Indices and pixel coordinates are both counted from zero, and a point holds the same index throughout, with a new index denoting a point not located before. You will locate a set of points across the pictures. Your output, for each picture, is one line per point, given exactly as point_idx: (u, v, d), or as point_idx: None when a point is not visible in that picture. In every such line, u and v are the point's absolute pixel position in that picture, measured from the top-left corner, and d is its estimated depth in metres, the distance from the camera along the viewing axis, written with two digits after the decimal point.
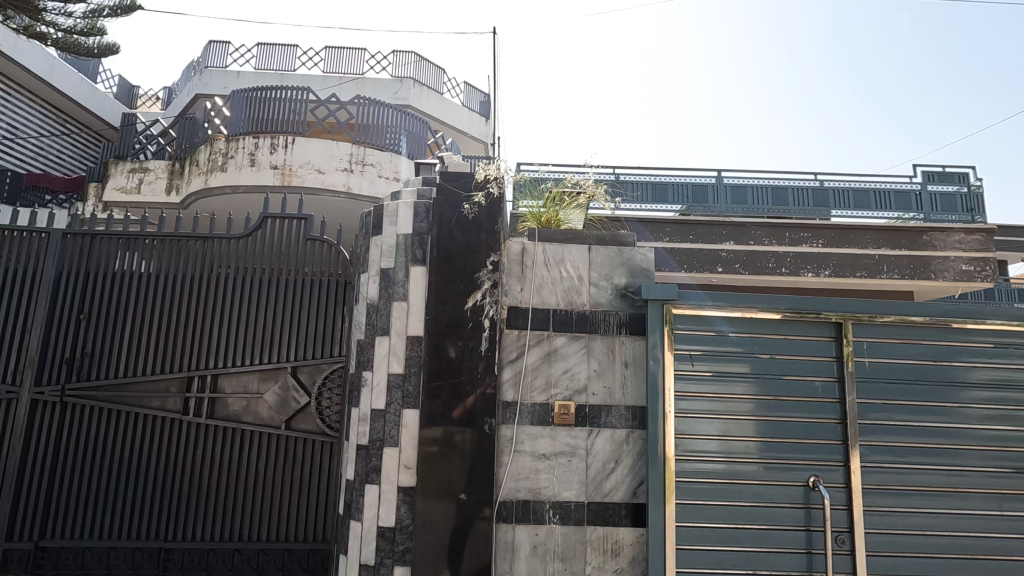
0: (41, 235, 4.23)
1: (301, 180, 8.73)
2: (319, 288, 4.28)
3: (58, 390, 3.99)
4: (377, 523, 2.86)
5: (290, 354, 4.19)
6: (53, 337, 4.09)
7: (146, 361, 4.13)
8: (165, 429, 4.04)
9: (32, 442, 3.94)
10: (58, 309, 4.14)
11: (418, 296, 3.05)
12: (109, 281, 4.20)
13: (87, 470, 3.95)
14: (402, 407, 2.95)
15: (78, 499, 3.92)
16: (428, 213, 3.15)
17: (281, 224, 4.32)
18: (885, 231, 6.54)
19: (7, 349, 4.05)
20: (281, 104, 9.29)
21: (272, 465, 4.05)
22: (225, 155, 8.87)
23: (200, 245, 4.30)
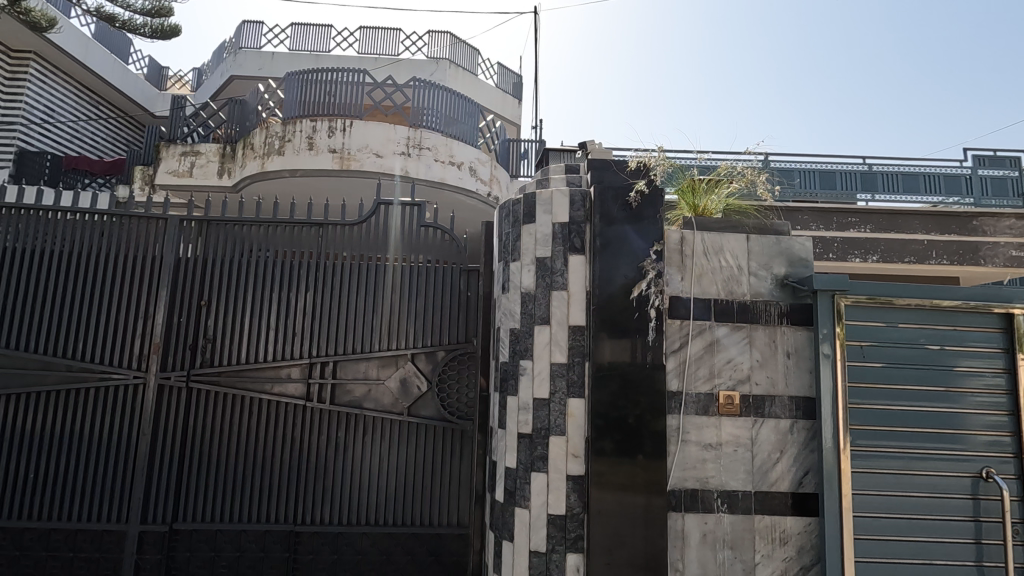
0: (159, 221, 4.24)
1: (360, 164, 8.67)
2: (436, 275, 4.28)
3: (183, 375, 4.02)
4: (547, 510, 2.88)
5: (409, 341, 4.19)
6: (176, 323, 4.12)
7: (265, 348, 4.14)
8: (289, 415, 4.07)
9: (160, 426, 3.99)
10: (179, 295, 4.15)
11: (579, 285, 3.04)
12: (226, 267, 4.21)
13: (215, 455, 4.00)
14: (567, 396, 2.95)
15: (208, 483, 3.97)
16: (584, 201, 3.11)
17: (396, 211, 4.33)
18: (936, 215, 7.20)
19: (131, 335, 4.08)
20: (334, 88, 9.12)
21: (394, 451, 4.07)
22: (282, 139, 8.81)
23: (316, 232, 4.30)
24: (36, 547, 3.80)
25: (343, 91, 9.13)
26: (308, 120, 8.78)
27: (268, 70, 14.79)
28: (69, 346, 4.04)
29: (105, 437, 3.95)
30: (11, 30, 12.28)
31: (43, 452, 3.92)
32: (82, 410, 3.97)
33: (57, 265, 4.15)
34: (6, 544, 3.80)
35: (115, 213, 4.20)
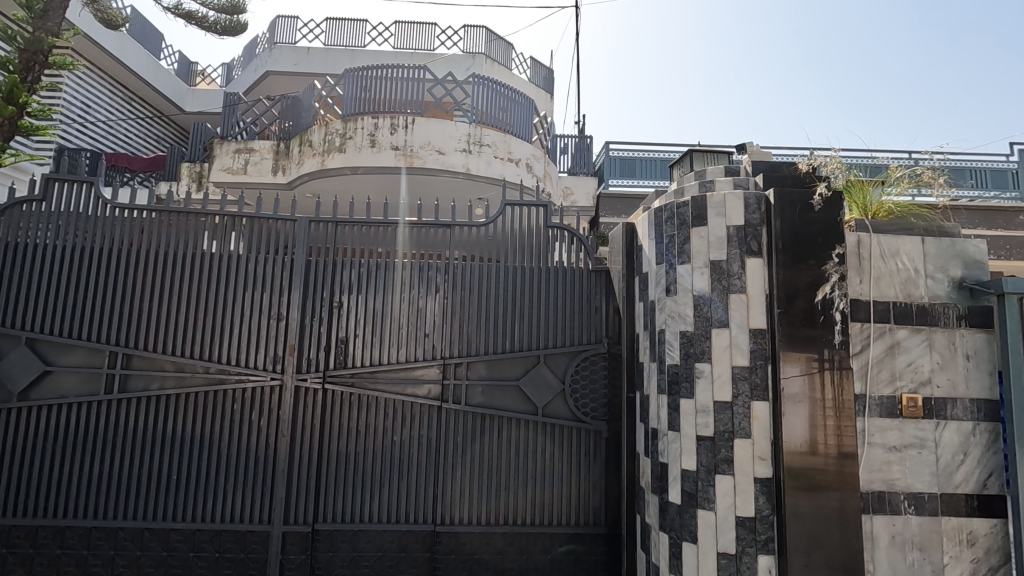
0: (288, 223, 4.26)
1: (423, 161, 8.64)
2: (563, 275, 4.29)
3: (320, 376, 4.05)
4: (736, 513, 2.90)
5: (540, 341, 4.21)
6: (309, 325, 4.14)
7: (399, 349, 4.16)
8: (423, 416, 4.09)
9: (298, 427, 4.01)
10: (311, 297, 4.18)
11: (758, 287, 3.04)
12: (357, 269, 4.23)
13: (353, 456, 4.03)
14: (751, 398, 2.96)
15: (345, 484, 4.00)
16: (759, 204, 3.10)
17: (522, 212, 4.36)
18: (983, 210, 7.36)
19: (266, 337, 4.10)
20: (395, 85, 9.07)
21: (529, 452, 4.09)
22: (344, 136, 8.78)
23: (443, 233, 4.32)
24: (182, 548, 3.84)
25: (404, 88, 9.06)
26: (370, 117, 8.76)
27: (304, 65, 14.67)
28: (205, 349, 4.06)
29: (244, 439, 3.97)
30: None
31: (183, 454, 3.94)
32: (221, 413, 3.99)
33: (188, 267, 4.14)
34: (152, 545, 3.83)
35: (245, 215, 4.21)
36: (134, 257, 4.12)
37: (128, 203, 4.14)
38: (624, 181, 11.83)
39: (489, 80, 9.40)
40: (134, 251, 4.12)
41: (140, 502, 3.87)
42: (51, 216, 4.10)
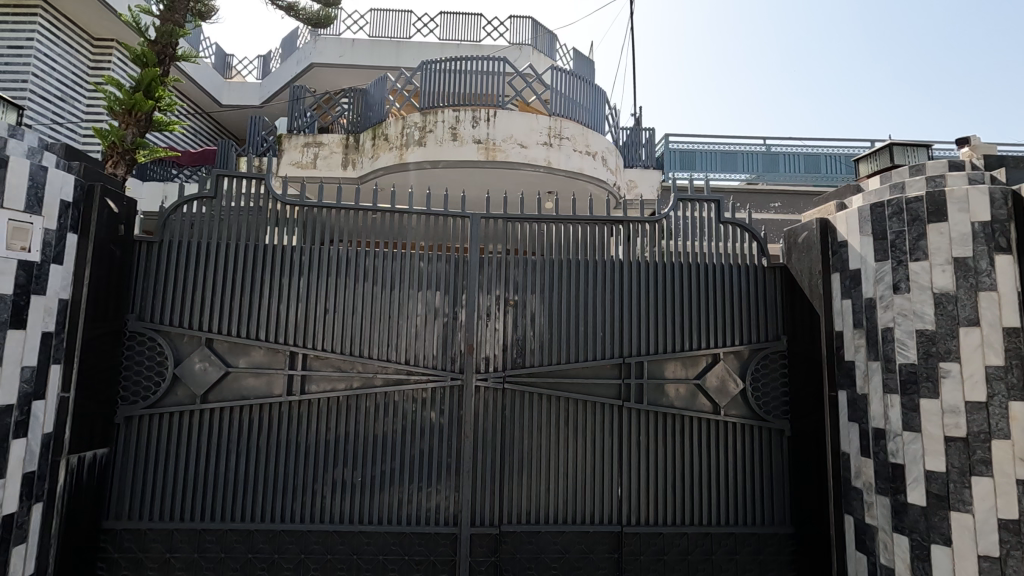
0: (458, 219, 4.14)
1: (506, 154, 8.52)
2: (738, 272, 4.21)
3: (500, 376, 3.97)
4: (998, 515, 2.82)
5: (717, 339, 4.14)
6: (485, 323, 4.04)
7: (574, 348, 4.08)
8: (603, 415, 4.03)
9: (480, 428, 3.93)
10: (486, 296, 4.07)
11: (1010, 286, 2.94)
12: (530, 266, 4.14)
13: (534, 457, 3.96)
14: (1009, 398, 2.87)
15: (529, 484, 3.93)
16: (1007, 199, 3.00)
17: (694, 207, 4.25)
18: None
19: (442, 336, 4.01)
20: (477, 77, 8.90)
21: (709, 451, 4.03)
22: (423, 129, 8.66)
23: (614, 229, 4.23)
24: (371, 551, 3.77)
25: (487, 76, 8.90)
26: (450, 110, 8.62)
27: (348, 57, 14.43)
28: (381, 348, 3.96)
29: (427, 440, 3.90)
30: (97, 17, 11.89)
31: (366, 455, 3.88)
32: (402, 414, 3.92)
33: (359, 265, 4.03)
34: (340, 548, 3.77)
35: (414, 211, 4.10)
36: (305, 255, 4.01)
37: (298, 200, 4.03)
38: (682, 175, 11.81)
39: (569, 71, 9.28)
40: (306, 249, 4.01)
41: (326, 503, 3.82)
42: (220, 214, 4.00)
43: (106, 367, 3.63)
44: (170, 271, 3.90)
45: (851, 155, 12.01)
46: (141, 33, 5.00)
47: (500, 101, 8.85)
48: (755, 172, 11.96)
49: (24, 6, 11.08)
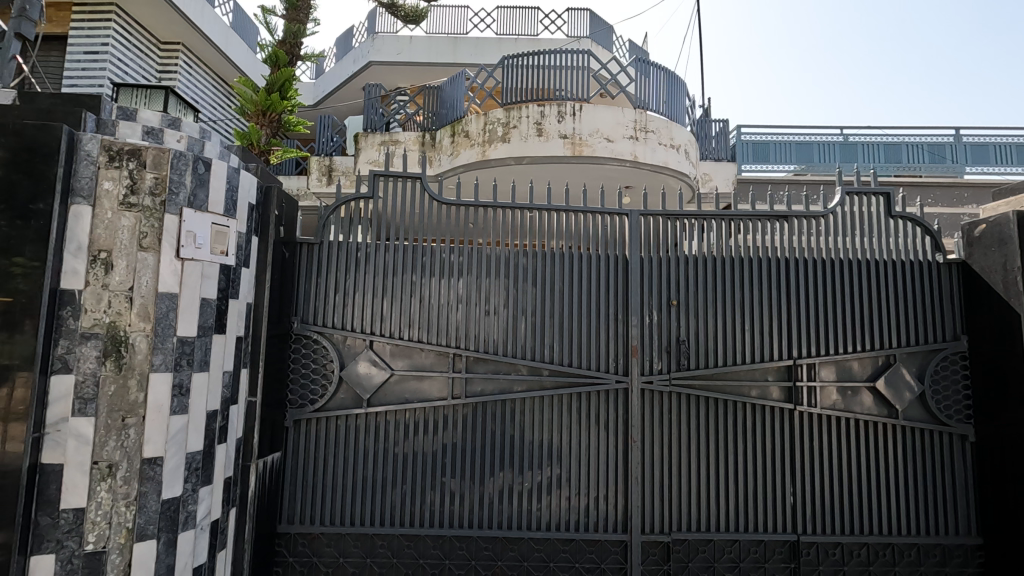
0: (616, 217, 4.00)
1: (593, 148, 8.37)
2: (910, 268, 3.99)
3: (667, 379, 3.82)
4: None
5: (891, 339, 3.93)
6: (647, 324, 3.90)
7: (740, 349, 3.90)
8: (774, 420, 3.85)
9: (647, 432, 3.81)
10: (649, 296, 3.93)
11: None
12: (692, 264, 3.97)
13: (703, 463, 3.80)
14: None
15: (700, 490, 3.78)
16: None
17: (862, 201, 4.05)
18: None
19: (604, 337, 3.89)
20: (558, 72, 8.78)
21: (886, 457, 3.83)
22: (507, 125, 8.57)
23: (777, 225, 4.05)
24: (542, 558, 3.67)
25: (569, 71, 8.72)
26: (535, 105, 8.51)
27: (406, 55, 14.38)
28: (543, 350, 3.86)
29: (593, 444, 3.79)
30: (167, 20, 12.04)
31: (532, 459, 3.77)
32: (566, 417, 3.81)
33: (518, 265, 3.93)
34: (511, 554, 3.67)
35: (571, 209, 3.98)
36: (463, 255, 3.92)
37: (455, 200, 3.96)
38: (756, 168, 11.54)
39: (649, 63, 9.15)
40: (464, 248, 3.93)
41: (494, 507, 3.72)
42: (378, 215, 3.94)
43: (278, 370, 3.61)
44: (331, 273, 3.86)
45: (933, 144, 11.54)
46: (277, 36, 5.10)
47: (582, 96, 8.72)
48: (835, 165, 11.61)
49: (99, 11, 11.25)
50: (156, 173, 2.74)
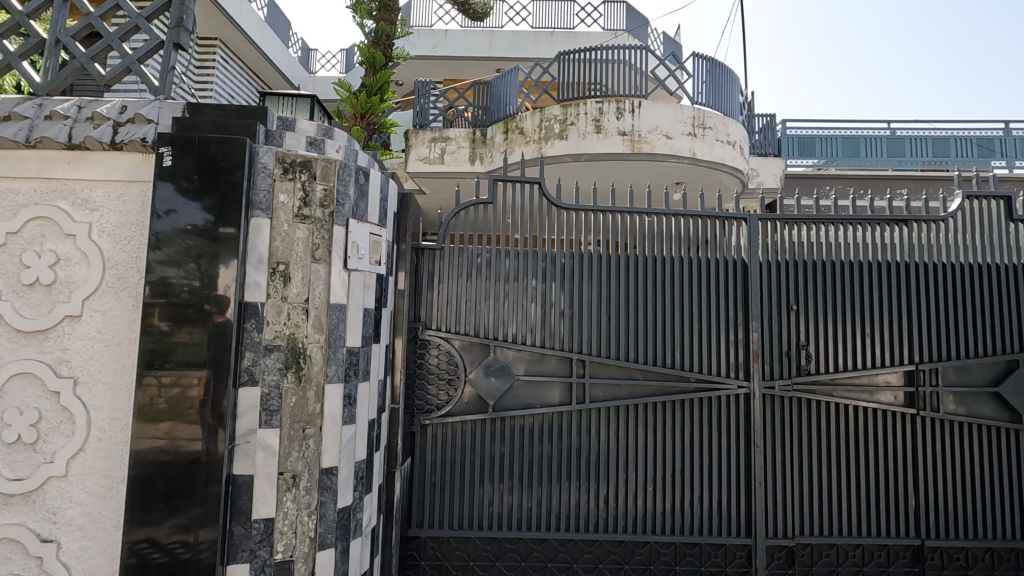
0: (734, 222, 4.00)
1: (652, 146, 8.33)
2: None
3: (789, 383, 3.82)
4: None
5: (1012, 344, 3.92)
6: (768, 329, 3.89)
7: (861, 354, 3.90)
8: (896, 425, 3.84)
9: (770, 437, 3.81)
10: (769, 301, 3.92)
11: None
12: (811, 269, 3.97)
13: (826, 468, 3.81)
14: None
15: (823, 495, 3.78)
16: None
17: (981, 205, 4.05)
18: None
19: (724, 342, 3.89)
20: (617, 68, 8.73)
21: (1009, 462, 3.82)
22: (564, 121, 8.55)
23: (895, 229, 4.03)
24: (668, 561, 3.70)
25: (628, 68, 8.68)
26: (594, 101, 8.48)
27: (442, 49, 14.29)
28: (663, 355, 3.88)
29: (716, 450, 3.80)
30: (207, 16, 12.00)
31: (656, 464, 3.79)
32: (689, 423, 3.82)
33: (637, 270, 3.95)
34: (638, 558, 3.70)
35: (690, 213, 3.98)
36: (583, 260, 3.93)
37: (574, 204, 3.96)
38: (801, 163, 11.66)
39: (705, 61, 9.11)
40: (584, 253, 3.94)
41: (619, 511, 3.74)
42: (498, 219, 3.95)
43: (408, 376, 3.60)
44: (452, 278, 3.86)
45: (982, 138, 11.40)
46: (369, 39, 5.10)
47: (639, 92, 8.65)
48: (879, 159, 11.63)
49: None
50: (325, 186, 2.75)
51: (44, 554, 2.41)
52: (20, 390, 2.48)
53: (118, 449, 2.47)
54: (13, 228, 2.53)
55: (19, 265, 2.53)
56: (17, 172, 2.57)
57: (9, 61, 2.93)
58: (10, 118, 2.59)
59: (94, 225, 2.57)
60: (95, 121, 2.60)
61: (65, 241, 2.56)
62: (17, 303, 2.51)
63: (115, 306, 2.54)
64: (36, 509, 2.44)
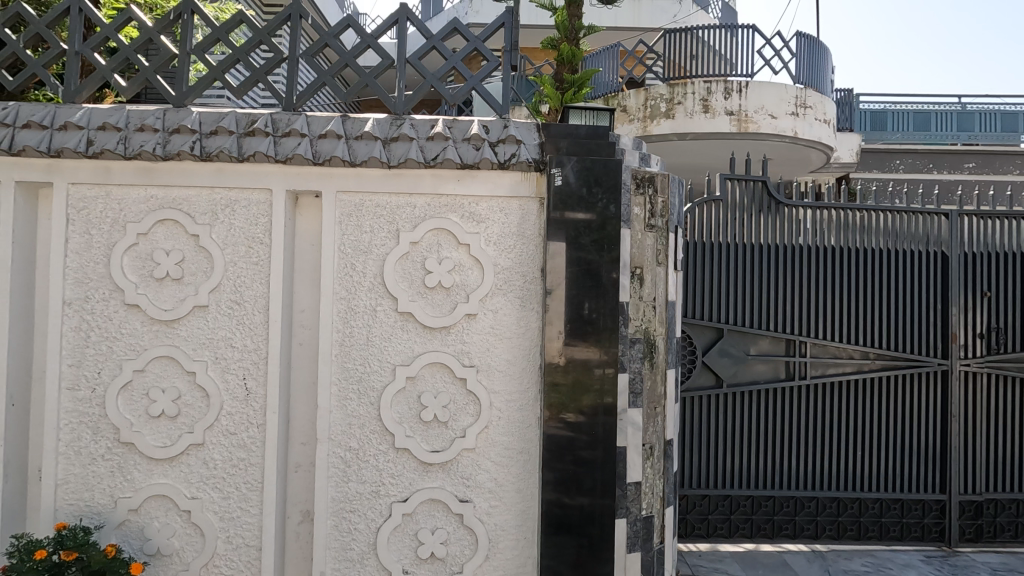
0: (935, 217, 4.43)
1: (758, 126, 8.60)
2: None
3: (984, 361, 4.32)
4: None
5: None
6: (965, 313, 4.37)
7: None
8: None
9: (965, 408, 4.34)
10: (965, 288, 4.39)
11: None
12: (1003, 259, 4.42)
13: (1011, 434, 4.36)
14: None
15: (1008, 457, 4.35)
16: None
17: None
18: None
19: (925, 324, 4.37)
20: (722, 50, 8.76)
21: None
22: (670, 101, 8.79)
23: None
24: (876, 513, 4.29)
25: (734, 50, 8.73)
26: (701, 81, 8.70)
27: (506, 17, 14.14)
28: (871, 336, 4.36)
29: (917, 419, 4.35)
30: None
31: (863, 431, 4.34)
32: (893, 395, 4.35)
33: (848, 260, 4.40)
34: (850, 511, 4.29)
35: (897, 209, 4.41)
36: (801, 252, 4.38)
37: (795, 201, 4.39)
38: (873, 137, 11.93)
39: (807, 40, 9.21)
40: (803, 245, 4.39)
41: (833, 472, 4.32)
42: (726, 215, 4.35)
43: None
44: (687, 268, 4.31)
45: None
46: (561, 32, 5.27)
47: (746, 73, 8.68)
48: (948, 133, 11.93)
49: None
50: (665, 198, 3.13)
51: (464, 512, 2.90)
52: (432, 376, 2.93)
53: (516, 426, 2.94)
54: (417, 238, 2.93)
55: (422, 270, 2.94)
56: (413, 189, 2.94)
57: (365, 81, 3.22)
58: (398, 138, 2.93)
59: (482, 235, 2.96)
60: (472, 142, 2.95)
61: (458, 250, 2.96)
62: (424, 303, 2.93)
63: (504, 306, 2.96)
64: (452, 475, 2.92)
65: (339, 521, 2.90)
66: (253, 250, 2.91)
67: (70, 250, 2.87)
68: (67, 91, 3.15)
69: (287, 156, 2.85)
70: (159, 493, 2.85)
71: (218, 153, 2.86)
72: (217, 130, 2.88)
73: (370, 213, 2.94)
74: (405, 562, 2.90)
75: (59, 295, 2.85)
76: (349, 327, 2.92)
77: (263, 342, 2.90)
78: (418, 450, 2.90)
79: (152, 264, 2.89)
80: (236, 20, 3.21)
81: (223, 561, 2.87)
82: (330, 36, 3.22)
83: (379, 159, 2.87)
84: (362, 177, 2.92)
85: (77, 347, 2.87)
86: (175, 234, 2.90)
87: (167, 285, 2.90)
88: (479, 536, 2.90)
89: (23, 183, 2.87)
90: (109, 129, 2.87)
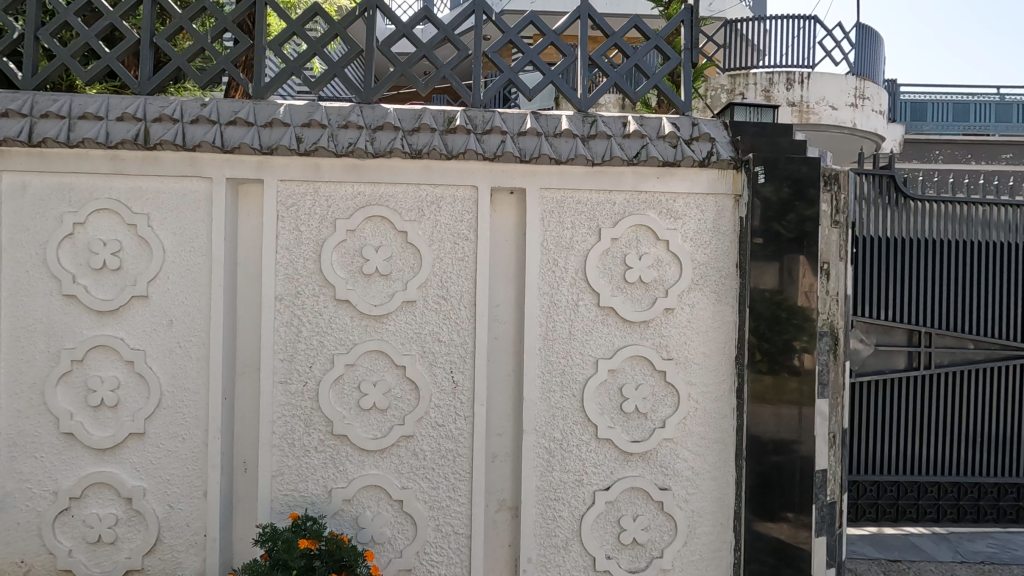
0: None
1: (819, 117, 8.68)
2: None
3: None
4: None
5: None
6: None
7: None
8: None
9: None
10: None
11: None
12: None
13: None
14: None
15: None
16: None
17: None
18: None
19: None
20: (783, 40, 8.83)
21: None
22: (732, 91, 8.84)
23: None
24: (994, 497, 4.46)
25: (795, 39, 8.81)
26: (763, 72, 8.74)
27: None
28: (993, 327, 4.49)
29: None
30: None
31: (983, 418, 4.49)
32: (1012, 383, 4.50)
33: (970, 252, 4.52)
34: (970, 495, 4.46)
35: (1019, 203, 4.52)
36: (926, 245, 4.49)
37: (923, 195, 4.48)
38: (912, 127, 12.07)
39: (863, 32, 9.22)
40: (929, 238, 4.49)
41: (952, 457, 4.49)
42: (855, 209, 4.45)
43: None
44: None
45: None
46: None
47: (808, 64, 8.76)
48: (986, 124, 12.09)
49: None
50: (846, 195, 3.19)
51: (665, 499, 3.01)
52: (632, 369, 3.02)
53: (713, 417, 3.03)
54: (617, 235, 3.00)
55: (622, 266, 3.01)
56: (615, 187, 2.99)
57: (550, 79, 3.26)
58: (596, 135, 2.95)
59: (679, 231, 3.03)
60: (669, 140, 2.99)
61: (656, 246, 3.03)
62: (624, 298, 3.01)
63: (701, 300, 3.04)
64: (651, 464, 3.02)
65: (544, 509, 2.99)
66: (459, 247, 2.97)
67: (280, 246, 2.91)
68: (257, 88, 3.10)
69: (495, 153, 2.88)
70: (372, 484, 2.93)
71: (427, 151, 2.88)
72: (420, 126, 2.89)
73: (571, 210, 3.00)
74: (607, 548, 3.01)
75: (271, 291, 2.89)
76: (551, 321, 2.98)
77: (470, 337, 2.96)
78: (621, 441, 2.99)
79: (360, 260, 2.94)
80: (421, 16, 3.20)
81: (434, 549, 2.96)
82: (514, 33, 3.25)
83: (584, 157, 2.90)
84: (565, 175, 2.97)
85: (289, 342, 2.92)
86: (383, 231, 2.95)
87: (375, 281, 2.95)
88: (679, 522, 3.02)
89: (232, 180, 2.89)
90: (314, 126, 2.87)
